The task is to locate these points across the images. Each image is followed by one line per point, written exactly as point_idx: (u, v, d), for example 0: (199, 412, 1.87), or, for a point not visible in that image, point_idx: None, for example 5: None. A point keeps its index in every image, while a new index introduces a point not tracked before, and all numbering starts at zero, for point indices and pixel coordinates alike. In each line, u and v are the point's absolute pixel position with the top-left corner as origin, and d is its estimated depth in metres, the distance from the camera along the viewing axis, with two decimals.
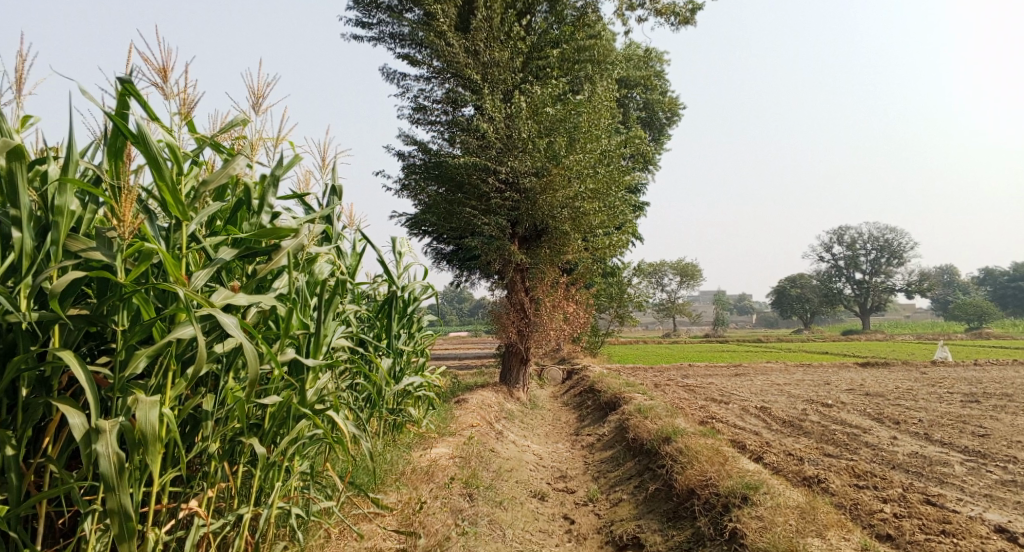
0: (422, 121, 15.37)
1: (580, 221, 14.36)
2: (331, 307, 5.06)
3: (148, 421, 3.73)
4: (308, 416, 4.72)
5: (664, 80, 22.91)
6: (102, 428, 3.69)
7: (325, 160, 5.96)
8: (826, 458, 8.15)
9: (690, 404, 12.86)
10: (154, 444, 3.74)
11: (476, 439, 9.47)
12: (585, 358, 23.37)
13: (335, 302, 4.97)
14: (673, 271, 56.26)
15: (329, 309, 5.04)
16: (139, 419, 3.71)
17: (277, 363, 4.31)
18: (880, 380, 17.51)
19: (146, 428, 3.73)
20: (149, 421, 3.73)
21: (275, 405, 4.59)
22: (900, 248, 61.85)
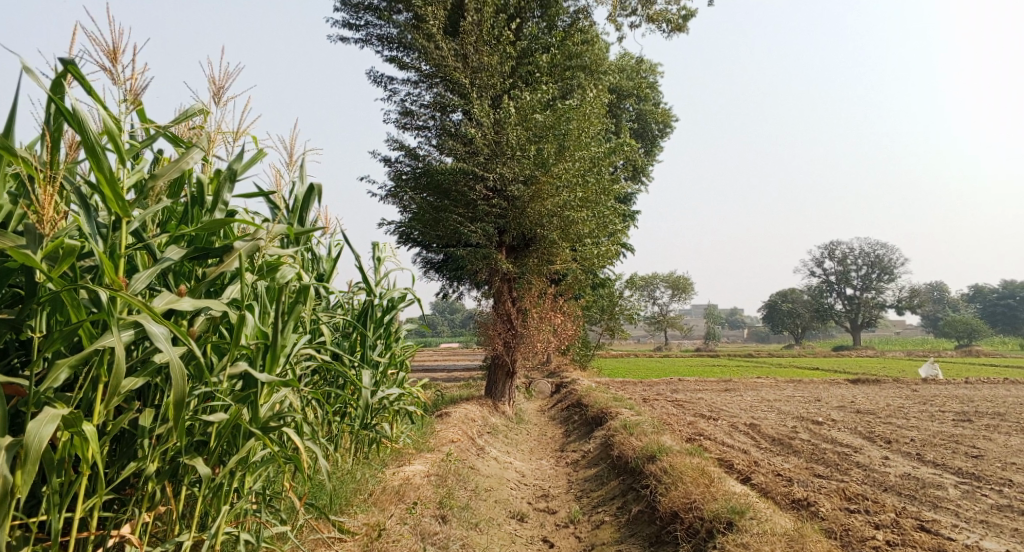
0: (409, 127, 15.10)
1: (569, 229, 14.04)
2: (291, 315, 4.83)
3: (38, 435, 3.42)
4: (259, 435, 4.46)
5: (657, 91, 22.73)
6: (1, 446, 3.42)
7: (292, 157, 5.77)
8: (815, 479, 7.86)
9: (678, 420, 12.57)
10: (33, 463, 3.40)
11: (455, 455, 9.15)
12: (574, 372, 23.06)
13: (296, 311, 4.71)
14: (665, 284, 56.01)
15: (289, 318, 4.82)
16: (29, 431, 3.42)
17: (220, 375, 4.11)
18: (872, 397, 17.25)
19: (33, 442, 3.41)
20: (39, 436, 3.42)
21: (223, 422, 4.33)
22: (892, 264, 61.81)
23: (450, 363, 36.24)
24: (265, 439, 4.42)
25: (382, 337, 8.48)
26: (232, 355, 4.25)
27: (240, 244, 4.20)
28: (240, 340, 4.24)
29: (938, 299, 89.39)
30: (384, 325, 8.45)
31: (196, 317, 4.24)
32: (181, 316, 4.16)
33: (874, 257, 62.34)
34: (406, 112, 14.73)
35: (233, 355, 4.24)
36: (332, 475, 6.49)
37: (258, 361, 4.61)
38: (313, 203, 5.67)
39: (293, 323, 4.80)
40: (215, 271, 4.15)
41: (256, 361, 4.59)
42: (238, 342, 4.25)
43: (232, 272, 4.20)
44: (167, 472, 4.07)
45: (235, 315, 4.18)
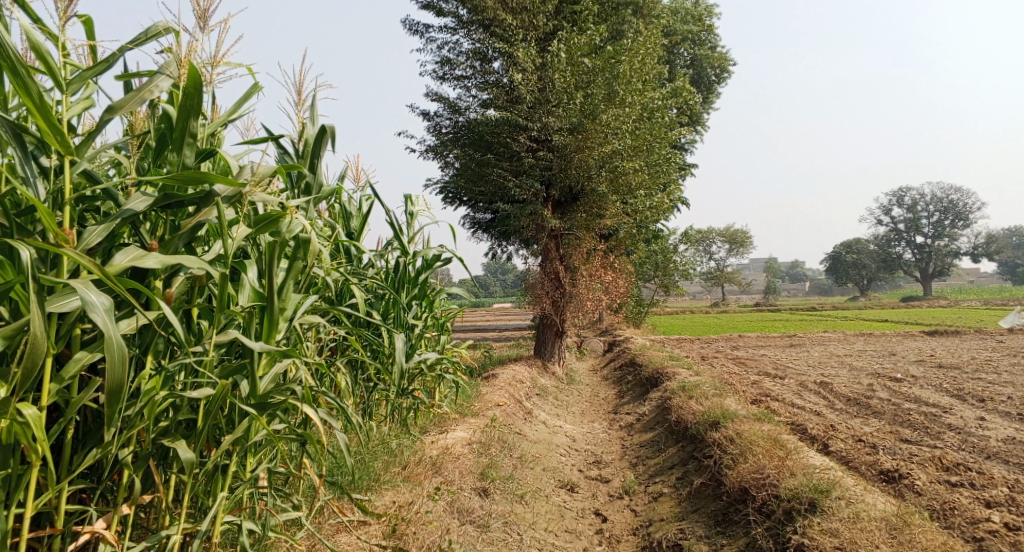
0: (447, 76, 14.31)
1: (619, 180, 13.13)
2: (295, 273, 4.11)
3: None
4: (253, 415, 3.77)
5: (713, 34, 21.43)
6: None
7: (300, 94, 5.08)
8: (903, 445, 6.98)
9: (740, 379, 11.72)
10: None
11: (500, 421, 8.48)
12: (629, 330, 22.17)
13: (295, 265, 3.97)
14: (722, 237, 54.39)
15: (291, 276, 4.10)
16: None
17: (193, 349, 3.47)
18: (953, 350, 16.09)
19: None
20: None
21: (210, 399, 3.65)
22: (964, 211, 59.06)
23: (503, 322, 35.74)
24: (262, 419, 3.75)
25: (417, 298, 7.78)
26: (217, 319, 3.64)
27: (218, 189, 3.57)
28: (225, 302, 3.61)
29: (1014, 245, 85.40)
30: (420, 286, 7.75)
31: (172, 277, 3.62)
32: (153, 276, 3.56)
33: (944, 204, 59.68)
34: (445, 61, 13.91)
35: (218, 320, 3.62)
36: (360, 446, 5.87)
37: (251, 332, 3.91)
38: (325, 146, 4.96)
39: (295, 280, 4.10)
40: (189, 224, 3.54)
41: (249, 330, 3.91)
42: (223, 307, 3.62)
43: (211, 223, 3.58)
44: (147, 459, 3.48)
45: (215, 273, 3.56)
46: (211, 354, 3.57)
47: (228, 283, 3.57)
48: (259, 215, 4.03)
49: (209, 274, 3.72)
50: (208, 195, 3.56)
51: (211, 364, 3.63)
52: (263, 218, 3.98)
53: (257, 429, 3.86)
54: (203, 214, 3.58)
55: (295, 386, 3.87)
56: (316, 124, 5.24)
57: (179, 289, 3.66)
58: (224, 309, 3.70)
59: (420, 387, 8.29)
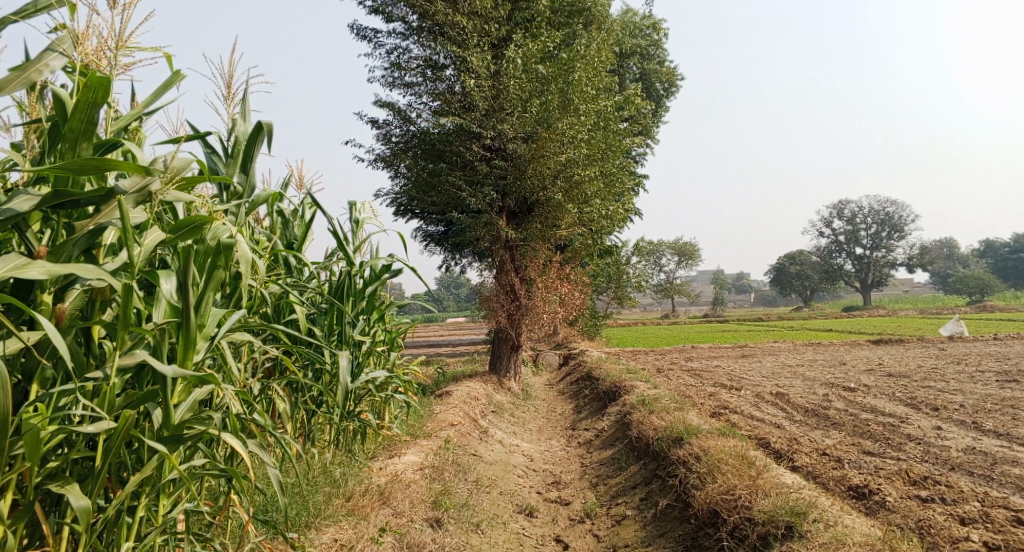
0: (396, 84, 13.91)
1: (573, 190, 12.91)
2: (213, 285, 3.80)
3: None
4: (163, 450, 3.54)
5: (661, 48, 21.44)
6: None
7: (230, 88, 4.85)
8: (869, 458, 6.81)
9: (697, 391, 11.52)
10: None
11: (455, 442, 8.12)
12: (583, 343, 21.90)
13: (213, 279, 3.76)
14: (671, 250, 54.76)
15: (210, 289, 3.80)
16: None
17: (83, 371, 3.30)
18: (902, 359, 16.19)
19: None
20: None
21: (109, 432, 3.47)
22: (902, 221, 60.48)
23: (456, 338, 35.23)
24: (171, 455, 3.51)
25: (365, 312, 7.38)
26: (121, 339, 3.44)
27: (121, 187, 3.45)
28: (129, 320, 3.40)
29: (949, 254, 87.65)
30: (367, 299, 7.37)
31: (66, 291, 3.46)
32: (41, 290, 3.39)
33: (884, 215, 61.04)
34: (394, 69, 13.51)
35: (119, 340, 3.41)
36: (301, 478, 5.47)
37: (162, 355, 3.62)
38: (262, 145, 4.76)
39: (214, 293, 3.79)
40: (87, 227, 3.44)
41: (159, 350, 3.61)
42: (125, 326, 3.41)
43: (112, 223, 3.48)
44: (31, 505, 3.34)
45: (116, 284, 3.39)
46: (109, 376, 3.39)
47: (131, 298, 3.39)
48: (178, 221, 3.77)
49: (109, 288, 3.55)
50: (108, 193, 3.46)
51: (113, 389, 3.43)
52: (182, 226, 3.73)
53: (169, 467, 3.66)
54: (104, 215, 3.47)
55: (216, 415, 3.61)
56: (248, 120, 4.96)
57: (74, 304, 3.49)
58: (129, 327, 3.47)
59: (368, 407, 7.89)
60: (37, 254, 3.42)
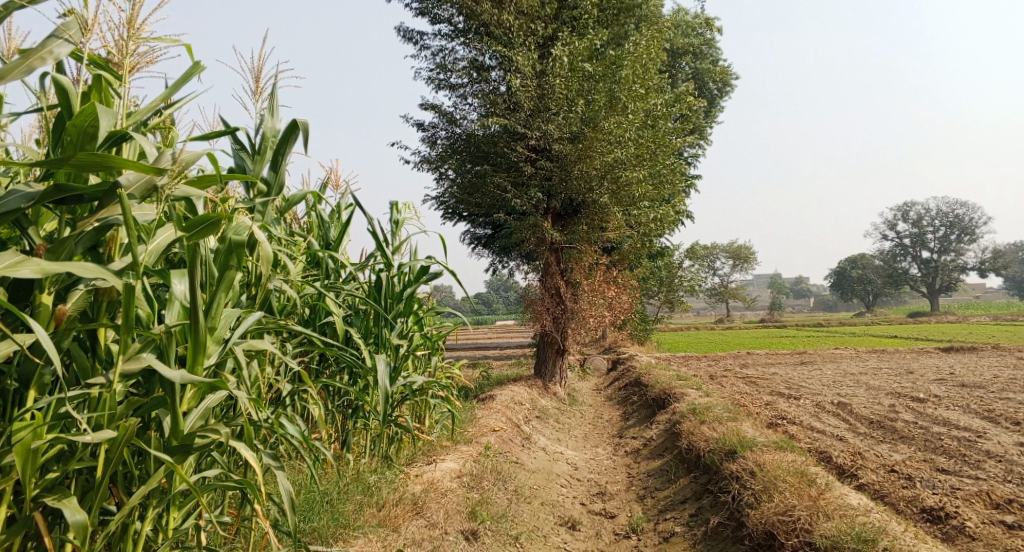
0: (443, 85, 13.65)
1: (621, 192, 12.46)
2: (226, 285, 3.47)
3: None
4: (171, 463, 3.25)
5: (716, 48, 20.81)
6: None
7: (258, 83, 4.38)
8: (942, 476, 6.23)
9: (753, 400, 10.96)
10: None
11: (495, 450, 7.76)
12: (633, 347, 21.38)
13: (229, 275, 3.44)
14: (725, 254, 53.68)
15: (221, 290, 3.46)
16: None
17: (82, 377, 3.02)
18: (972, 368, 15.31)
19: None
20: None
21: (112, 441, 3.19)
22: (970, 225, 58.33)
23: (504, 340, 34.98)
24: (179, 466, 3.21)
25: (403, 316, 7.05)
26: (124, 343, 3.16)
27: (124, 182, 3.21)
28: (132, 322, 3.12)
29: (1020, 260, 84.27)
30: (405, 302, 6.90)
31: (70, 290, 3.20)
32: (40, 290, 3.13)
33: (951, 219, 58.94)
34: (439, 69, 13.28)
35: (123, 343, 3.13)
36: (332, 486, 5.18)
37: (170, 360, 3.28)
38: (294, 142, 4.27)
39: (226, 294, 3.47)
40: (93, 224, 3.19)
41: (168, 354, 3.30)
42: (129, 328, 3.12)
43: (117, 221, 3.22)
44: (26, 519, 3.08)
45: (118, 283, 3.11)
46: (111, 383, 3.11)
47: (132, 298, 3.10)
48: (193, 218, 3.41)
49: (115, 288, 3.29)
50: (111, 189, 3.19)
51: (114, 396, 3.17)
52: (197, 222, 3.37)
53: (180, 477, 3.35)
54: (108, 212, 3.22)
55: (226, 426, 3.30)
56: (277, 116, 4.44)
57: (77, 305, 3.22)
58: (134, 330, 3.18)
59: (407, 411, 7.55)
60: (37, 251, 3.18)
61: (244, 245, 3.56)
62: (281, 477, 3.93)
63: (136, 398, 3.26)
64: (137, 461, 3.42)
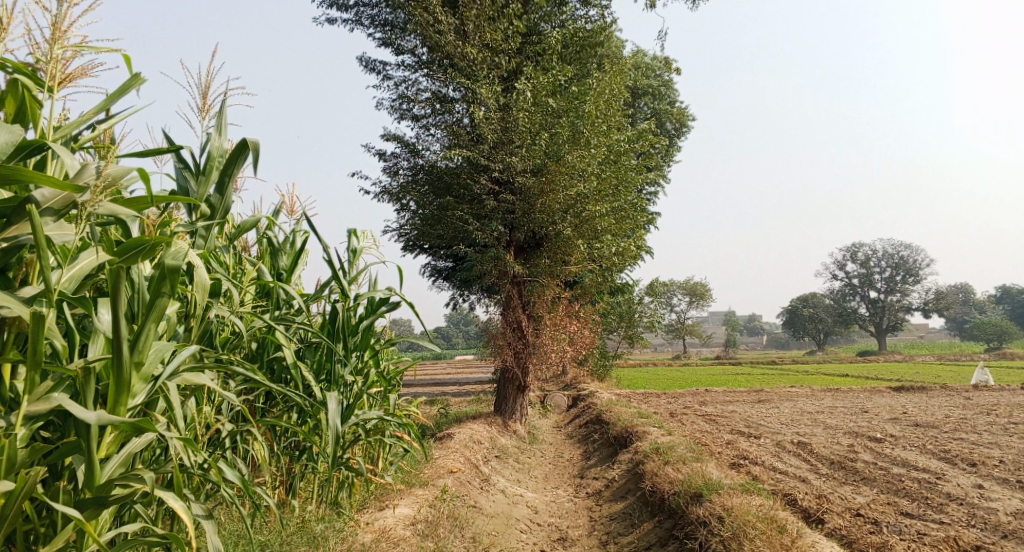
0: (405, 116, 13.56)
1: (584, 225, 12.44)
2: (155, 315, 3.45)
3: None
4: (80, 515, 3.27)
5: (674, 89, 21.08)
6: None
7: (206, 101, 4.53)
8: (907, 520, 6.19)
9: (713, 439, 10.90)
10: None
11: (453, 493, 7.57)
12: (593, 383, 21.28)
13: (159, 304, 3.40)
14: (682, 291, 54.08)
15: (151, 320, 3.45)
16: None
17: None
18: (926, 407, 15.49)
19: None
20: None
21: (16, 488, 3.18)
22: (917, 266, 59.75)
23: (462, 376, 34.57)
24: (89, 520, 3.23)
25: (360, 348, 6.84)
26: (31, 382, 3.21)
27: (37, 197, 3.27)
28: (39, 357, 3.16)
29: (965, 300, 86.37)
30: (361, 334, 6.80)
31: None
32: None
33: (899, 259, 60.29)
34: (402, 101, 13.19)
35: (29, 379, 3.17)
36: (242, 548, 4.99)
37: (87, 397, 3.29)
38: (244, 160, 4.46)
39: (156, 325, 3.45)
40: (2, 243, 3.27)
41: (85, 393, 3.31)
42: (36, 362, 3.16)
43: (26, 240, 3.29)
44: None
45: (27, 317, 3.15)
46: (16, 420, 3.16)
47: (40, 329, 3.13)
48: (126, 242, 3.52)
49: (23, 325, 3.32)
50: (21, 205, 3.27)
51: (17, 440, 3.17)
52: (130, 246, 3.48)
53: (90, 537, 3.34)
54: (17, 232, 3.29)
55: (148, 475, 3.38)
56: (224, 134, 4.57)
57: None
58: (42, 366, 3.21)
59: (361, 452, 7.35)
60: None
61: (180, 271, 3.51)
62: (209, 529, 3.93)
63: (40, 446, 3.25)
64: (41, 516, 3.38)
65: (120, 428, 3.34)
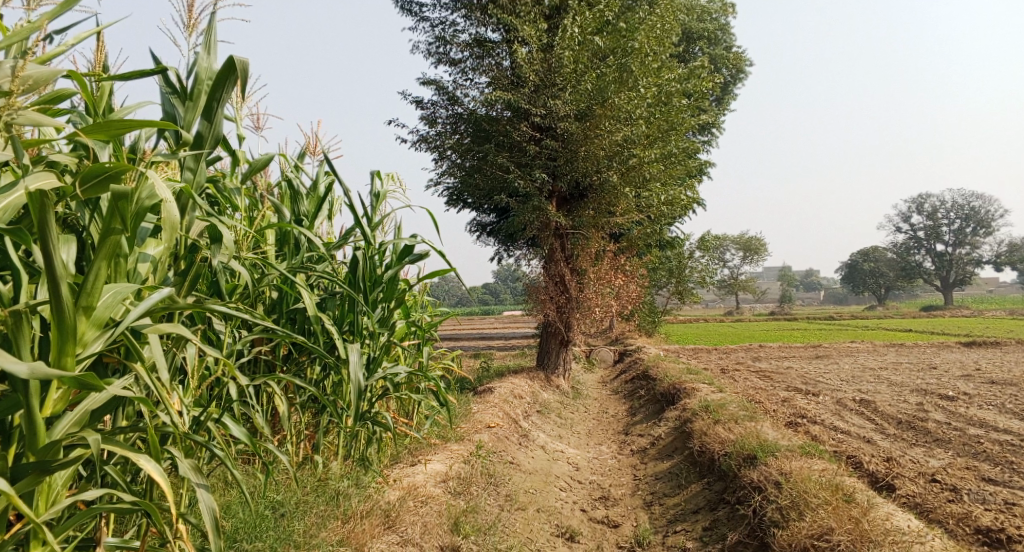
0: (443, 60, 12.92)
1: (631, 172, 11.73)
2: (106, 251, 2.98)
3: None
4: (18, 482, 2.84)
5: (729, 33, 19.97)
6: None
7: (192, 15, 3.90)
8: (991, 487, 5.50)
9: (768, 396, 10.21)
10: None
11: (490, 449, 7.06)
12: (642, 338, 20.66)
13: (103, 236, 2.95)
14: (736, 244, 52.76)
15: (101, 258, 2.98)
16: None
17: None
18: (1000, 364, 14.52)
19: None
20: None
21: None
22: (987, 218, 57.26)
23: (508, 330, 34.30)
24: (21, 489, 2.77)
25: (385, 302, 6.16)
26: None
27: None
28: None
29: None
30: (386, 286, 6.07)
31: None
32: None
33: (966, 211, 57.85)
34: (438, 43, 12.52)
35: None
36: (248, 509, 4.42)
37: (23, 347, 2.87)
38: (230, 86, 3.61)
39: (108, 262, 2.98)
40: None
41: (20, 340, 2.87)
42: None
43: None
44: None
45: None
46: None
47: None
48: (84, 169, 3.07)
49: None
50: None
51: None
52: (89, 175, 3.04)
53: (40, 502, 2.95)
54: None
55: (98, 437, 2.92)
56: (213, 54, 3.76)
57: None
58: None
59: (391, 406, 6.86)
60: None
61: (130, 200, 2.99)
62: (203, 495, 3.39)
63: None
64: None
65: (64, 383, 2.89)
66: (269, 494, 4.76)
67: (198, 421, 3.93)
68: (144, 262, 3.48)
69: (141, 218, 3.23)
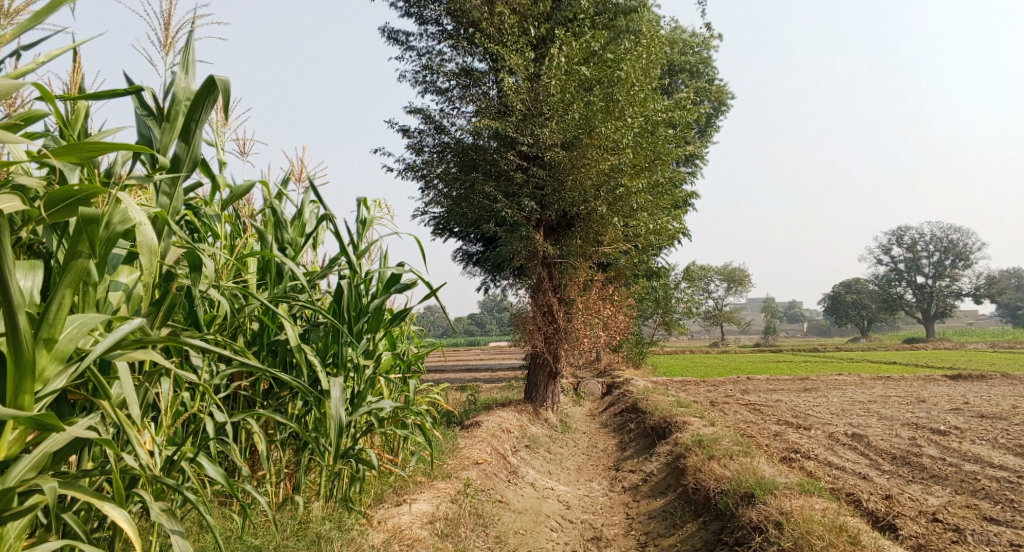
0: (429, 90, 12.87)
1: (619, 203, 11.64)
2: (70, 278, 2.91)
3: None
4: None
5: (713, 66, 20.12)
6: None
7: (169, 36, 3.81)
8: (994, 526, 5.36)
9: (759, 430, 10.08)
10: None
11: (478, 487, 6.86)
12: (629, 370, 20.51)
13: (68, 261, 2.88)
14: (720, 276, 52.87)
15: (65, 285, 2.89)
16: None
17: None
18: (989, 396, 14.46)
19: None
20: None
21: None
22: (967, 250, 57.80)
23: (493, 362, 34.04)
24: None
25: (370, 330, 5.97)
26: None
27: None
28: None
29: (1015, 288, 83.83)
30: (372, 315, 5.89)
31: None
32: None
33: (947, 244, 58.39)
34: (425, 73, 12.48)
35: None
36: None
37: None
38: (209, 105, 3.53)
39: (73, 290, 2.90)
40: None
41: None
42: None
43: None
44: None
45: None
46: None
47: None
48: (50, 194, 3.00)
49: None
50: None
51: None
52: (56, 200, 2.96)
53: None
54: None
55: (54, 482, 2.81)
56: (191, 73, 3.63)
57: None
58: None
59: (377, 442, 6.67)
60: None
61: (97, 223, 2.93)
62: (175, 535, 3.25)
63: None
64: None
65: (22, 421, 2.78)
66: (246, 538, 4.56)
67: (173, 460, 3.76)
68: (116, 291, 3.38)
69: (112, 244, 3.14)
